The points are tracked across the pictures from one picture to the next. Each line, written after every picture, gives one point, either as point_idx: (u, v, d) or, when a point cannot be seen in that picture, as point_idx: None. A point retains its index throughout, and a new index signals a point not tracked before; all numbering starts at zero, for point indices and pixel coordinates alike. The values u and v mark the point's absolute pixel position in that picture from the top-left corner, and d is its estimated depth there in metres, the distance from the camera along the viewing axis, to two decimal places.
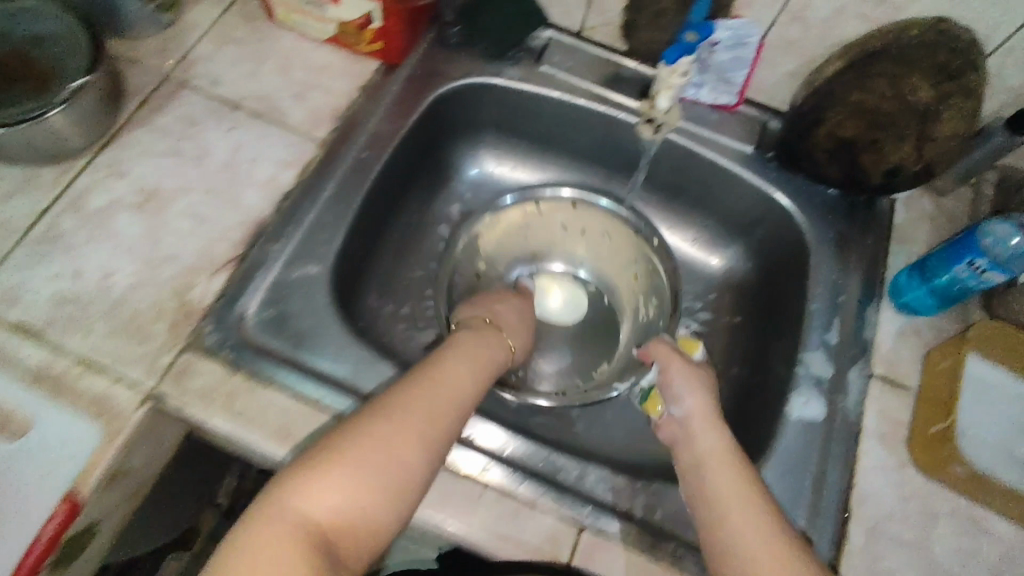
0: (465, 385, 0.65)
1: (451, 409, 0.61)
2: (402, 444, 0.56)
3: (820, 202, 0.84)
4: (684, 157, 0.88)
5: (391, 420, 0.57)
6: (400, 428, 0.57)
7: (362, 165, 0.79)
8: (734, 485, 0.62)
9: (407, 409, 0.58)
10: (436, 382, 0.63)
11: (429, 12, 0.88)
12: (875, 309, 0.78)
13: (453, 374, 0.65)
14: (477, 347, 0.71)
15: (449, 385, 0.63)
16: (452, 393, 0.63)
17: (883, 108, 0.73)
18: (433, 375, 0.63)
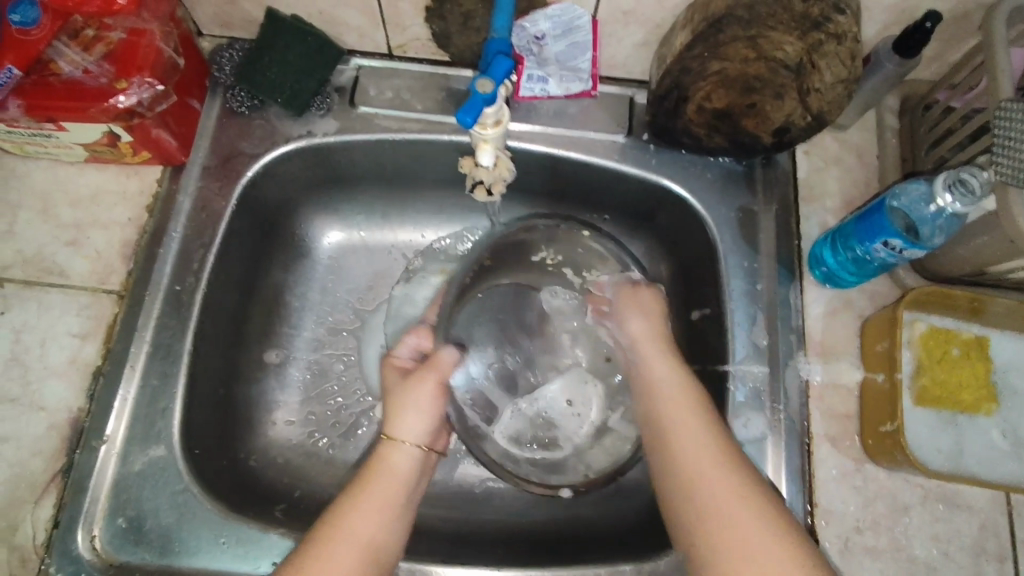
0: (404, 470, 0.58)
1: (392, 524, 0.55)
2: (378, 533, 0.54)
3: (714, 175, 0.73)
4: (551, 165, 0.75)
5: (350, 533, 0.53)
6: (378, 517, 0.55)
7: (175, 302, 0.65)
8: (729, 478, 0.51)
9: (367, 516, 0.54)
10: (384, 486, 0.57)
11: (203, 81, 0.72)
12: (798, 290, 0.68)
13: (388, 486, 0.57)
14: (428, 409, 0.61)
15: (381, 496, 0.56)
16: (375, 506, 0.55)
17: (750, 70, 0.62)
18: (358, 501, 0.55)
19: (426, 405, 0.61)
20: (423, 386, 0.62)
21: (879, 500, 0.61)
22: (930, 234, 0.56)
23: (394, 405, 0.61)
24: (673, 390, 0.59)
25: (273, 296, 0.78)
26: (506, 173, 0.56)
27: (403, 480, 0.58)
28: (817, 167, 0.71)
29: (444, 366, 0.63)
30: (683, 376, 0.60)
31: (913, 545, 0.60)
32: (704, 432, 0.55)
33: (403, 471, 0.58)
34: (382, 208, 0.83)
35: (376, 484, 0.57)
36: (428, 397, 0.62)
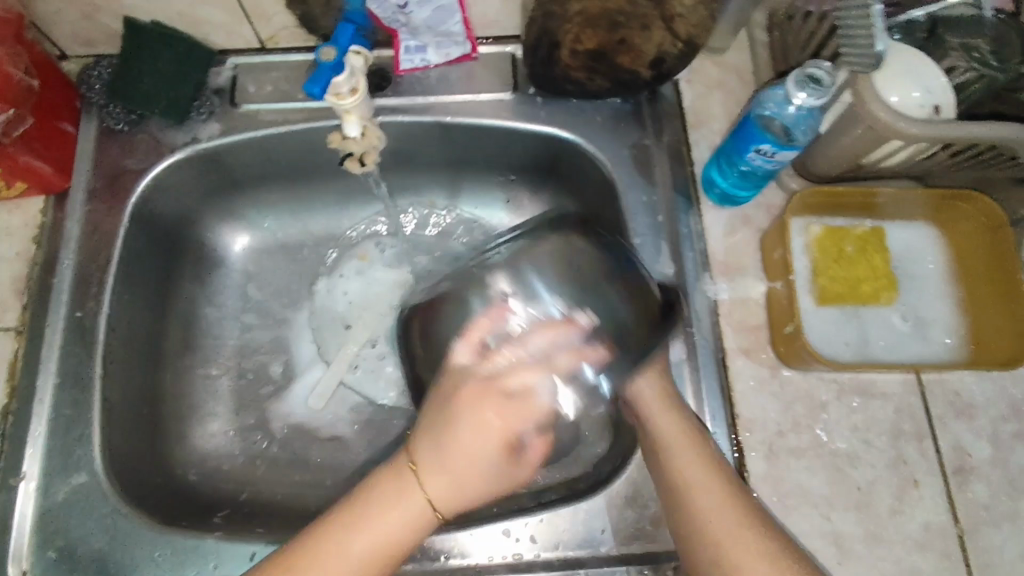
0: (398, 526, 0.48)
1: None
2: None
3: (603, 116, 0.73)
4: (443, 133, 0.75)
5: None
6: (352, 566, 0.47)
7: (77, 329, 0.64)
8: (733, 527, 0.51)
9: (343, 558, 0.47)
10: (374, 528, 0.48)
11: (73, 103, 0.70)
12: (697, 214, 0.69)
13: (381, 531, 0.48)
14: (477, 443, 0.45)
15: (388, 530, 0.48)
16: (364, 549, 0.48)
17: (611, 6, 0.62)
18: (343, 528, 0.48)
19: (505, 422, 0.45)
20: (493, 417, 0.45)
21: (799, 401, 0.63)
22: (793, 136, 0.56)
23: (449, 421, 0.46)
24: (703, 476, 0.53)
25: (189, 310, 0.77)
26: (376, 142, 0.55)
27: (401, 542, 0.48)
28: (700, 93, 0.73)
29: (533, 414, 0.45)
30: (736, 527, 0.51)
31: (835, 439, 0.62)
32: (712, 497, 0.52)
33: (399, 523, 0.48)
34: (288, 204, 0.82)
35: (364, 521, 0.48)
36: (489, 437, 0.45)
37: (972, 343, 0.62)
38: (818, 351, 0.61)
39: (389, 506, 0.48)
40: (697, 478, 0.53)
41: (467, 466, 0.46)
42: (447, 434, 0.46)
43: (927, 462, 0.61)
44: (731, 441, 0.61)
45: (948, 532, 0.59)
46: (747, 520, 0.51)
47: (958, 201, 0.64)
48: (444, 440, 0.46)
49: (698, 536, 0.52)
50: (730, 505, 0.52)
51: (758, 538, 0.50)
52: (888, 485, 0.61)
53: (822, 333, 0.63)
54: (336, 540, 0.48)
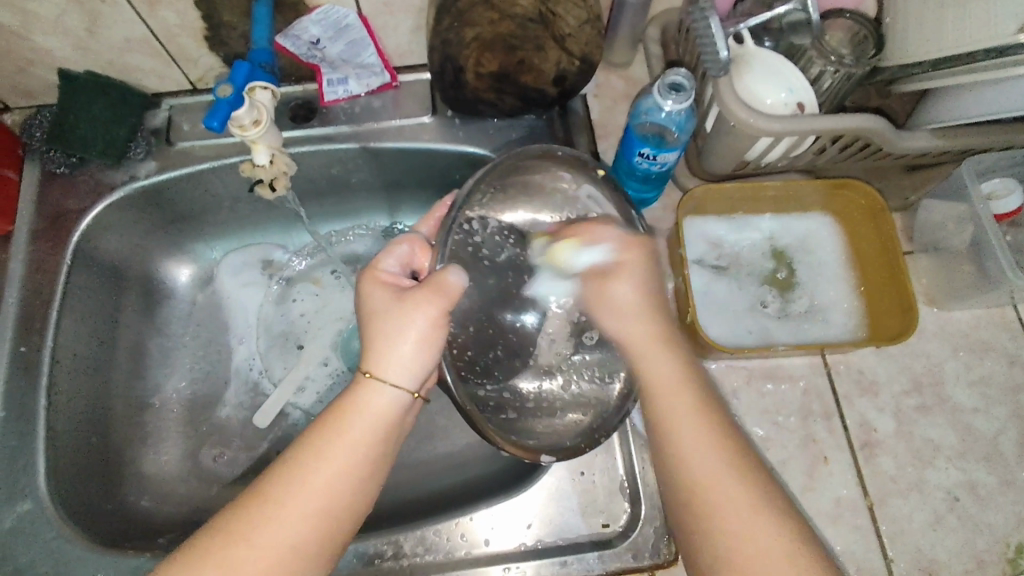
0: (376, 423, 0.52)
1: (361, 480, 0.51)
2: (339, 479, 0.50)
3: (518, 133, 0.78)
4: (369, 157, 0.79)
5: (313, 485, 0.49)
6: (339, 468, 0.50)
7: (21, 362, 0.68)
8: (717, 465, 0.50)
9: (333, 464, 0.50)
10: (353, 422, 0.52)
11: (16, 150, 0.74)
12: None
13: (363, 427, 0.52)
14: (409, 324, 0.53)
15: (357, 447, 0.51)
16: (350, 451, 0.51)
17: (502, 30, 0.67)
18: (330, 436, 0.51)
19: (425, 337, 0.53)
20: (415, 319, 0.53)
21: (710, 388, 0.65)
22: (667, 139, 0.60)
23: (391, 326, 0.53)
24: (673, 377, 0.54)
25: (137, 340, 0.81)
26: (285, 168, 0.59)
27: (384, 425, 0.52)
28: (607, 105, 0.78)
29: (448, 289, 0.53)
30: (721, 463, 0.50)
31: (747, 423, 0.64)
32: (688, 423, 0.52)
33: (380, 412, 0.52)
34: (234, 231, 0.86)
35: (346, 420, 0.52)
36: (421, 327, 0.53)
37: (870, 322, 0.65)
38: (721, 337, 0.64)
39: (353, 398, 0.53)
40: (681, 414, 0.52)
41: (410, 364, 0.53)
42: (382, 342, 0.53)
43: (835, 439, 0.63)
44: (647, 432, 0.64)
45: (859, 505, 0.61)
46: (716, 459, 0.50)
47: (841, 189, 0.68)
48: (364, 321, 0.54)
49: (677, 480, 0.51)
50: (698, 412, 0.52)
51: (767, 492, 0.50)
52: (800, 463, 0.62)
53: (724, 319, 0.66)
54: (320, 448, 0.51)
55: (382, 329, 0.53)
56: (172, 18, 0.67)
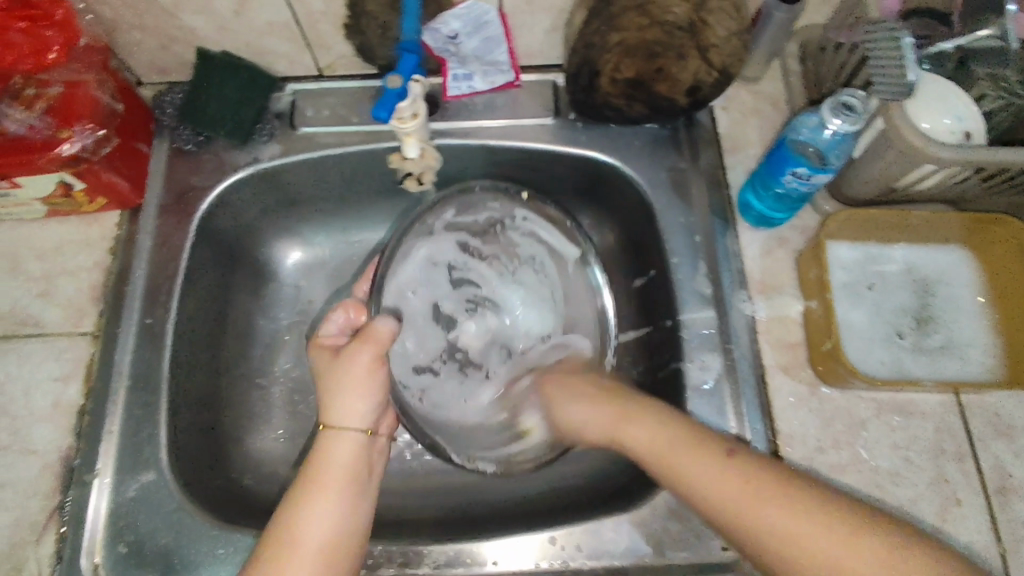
0: (345, 473, 0.59)
1: (347, 522, 0.57)
2: (331, 526, 0.56)
3: (641, 141, 0.77)
4: (488, 156, 0.79)
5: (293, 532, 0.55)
6: (324, 514, 0.56)
7: (148, 335, 0.69)
8: (715, 475, 0.52)
9: (314, 513, 0.56)
10: (328, 478, 0.59)
11: (148, 125, 0.75)
12: (734, 236, 0.72)
13: (332, 478, 0.59)
14: (337, 386, 0.63)
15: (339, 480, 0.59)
16: (318, 500, 0.57)
17: (649, 37, 0.65)
18: (305, 488, 0.58)
19: (362, 386, 0.63)
20: (352, 367, 0.63)
21: (837, 417, 0.65)
22: (824, 160, 0.59)
23: (328, 392, 0.63)
24: (646, 439, 0.58)
25: (245, 320, 0.82)
26: (434, 162, 0.60)
27: (348, 478, 0.59)
28: (734, 119, 0.76)
29: (380, 338, 0.64)
30: (727, 481, 0.51)
31: (875, 456, 0.63)
32: (711, 466, 0.53)
33: (343, 460, 0.60)
34: (338, 220, 0.86)
35: (318, 476, 0.59)
36: (362, 369, 0.63)
37: (1009, 364, 0.64)
38: (858, 370, 0.63)
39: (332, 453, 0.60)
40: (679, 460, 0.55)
41: (371, 389, 0.63)
42: (339, 386, 0.63)
43: (966, 480, 0.62)
44: (771, 457, 0.63)
45: (991, 550, 0.60)
46: (730, 479, 0.51)
47: (987, 224, 0.66)
48: (333, 386, 0.63)
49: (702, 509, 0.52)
50: (694, 455, 0.54)
51: (800, 491, 0.49)
52: (929, 502, 0.61)
53: (857, 348, 0.65)
54: (301, 501, 0.57)
55: (343, 381, 0.63)
56: (319, 4, 0.67)
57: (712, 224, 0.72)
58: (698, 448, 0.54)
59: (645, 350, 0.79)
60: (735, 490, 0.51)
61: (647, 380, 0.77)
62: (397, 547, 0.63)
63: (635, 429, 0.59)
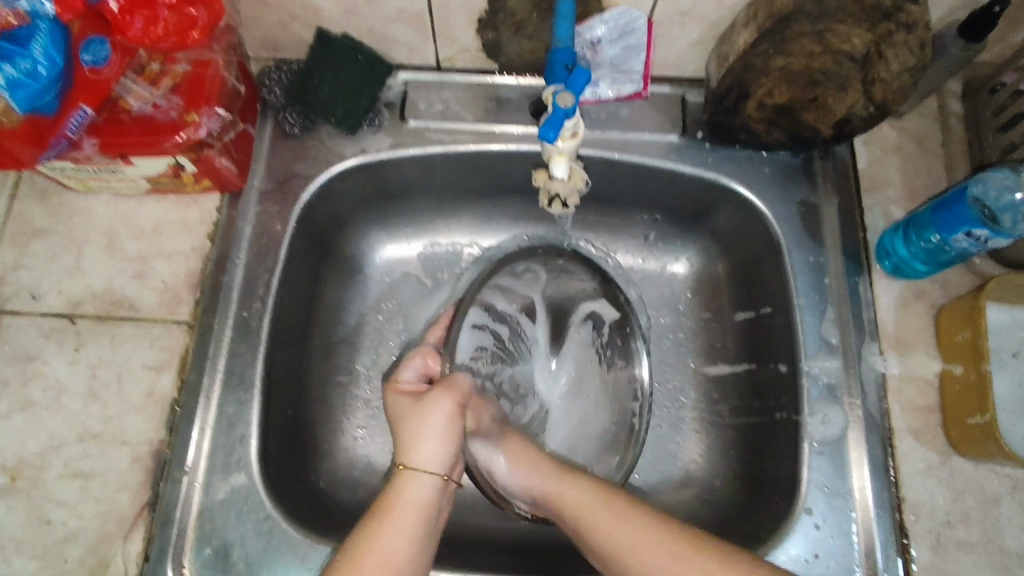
0: (421, 511, 0.54)
1: (418, 559, 0.52)
2: (404, 556, 0.51)
3: (772, 170, 0.72)
4: (604, 170, 0.74)
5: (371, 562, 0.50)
6: (402, 543, 0.51)
7: (243, 328, 0.66)
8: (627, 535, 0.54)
9: (390, 543, 0.51)
10: (406, 513, 0.53)
11: (254, 105, 0.71)
12: (868, 283, 0.67)
13: (410, 514, 0.53)
14: (415, 428, 0.57)
15: (399, 548, 0.51)
16: (400, 532, 0.52)
17: (815, 64, 0.61)
18: (381, 519, 0.53)
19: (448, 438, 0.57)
20: (436, 419, 0.57)
21: (968, 490, 0.61)
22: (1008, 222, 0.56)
23: (408, 432, 0.57)
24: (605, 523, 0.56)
25: (331, 315, 0.78)
26: (581, 184, 0.57)
27: (423, 512, 0.54)
28: (878, 155, 0.71)
29: (461, 387, 0.59)
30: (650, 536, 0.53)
31: (1007, 536, 0.60)
32: (629, 523, 0.55)
33: (420, 502, 0.54)
34: (428, 217, 0.82)
35: (392, 512, 0.53)
36: (441, 420, 0.57)
37: None
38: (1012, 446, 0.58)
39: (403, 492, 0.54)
40: (583, 505, 0.58)
41: (446, 438, 0.57)
42: (413, 436, 0.57)
43: None
44: (896, 525, 0.60)
45: None
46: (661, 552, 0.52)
47: None
48: (404, 428, 0.58)
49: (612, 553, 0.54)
50: (607, 506, 0.57)
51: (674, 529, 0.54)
52: None
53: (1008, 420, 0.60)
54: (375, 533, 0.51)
55: (421, 426, 0.57)
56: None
57: (844, 268, 0.68)
58: (632, 507, 0.56)
59: (744, 387, 0.74)
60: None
61: (749, 423, 0.72)
62: None
63: (598, 523, 0.56)
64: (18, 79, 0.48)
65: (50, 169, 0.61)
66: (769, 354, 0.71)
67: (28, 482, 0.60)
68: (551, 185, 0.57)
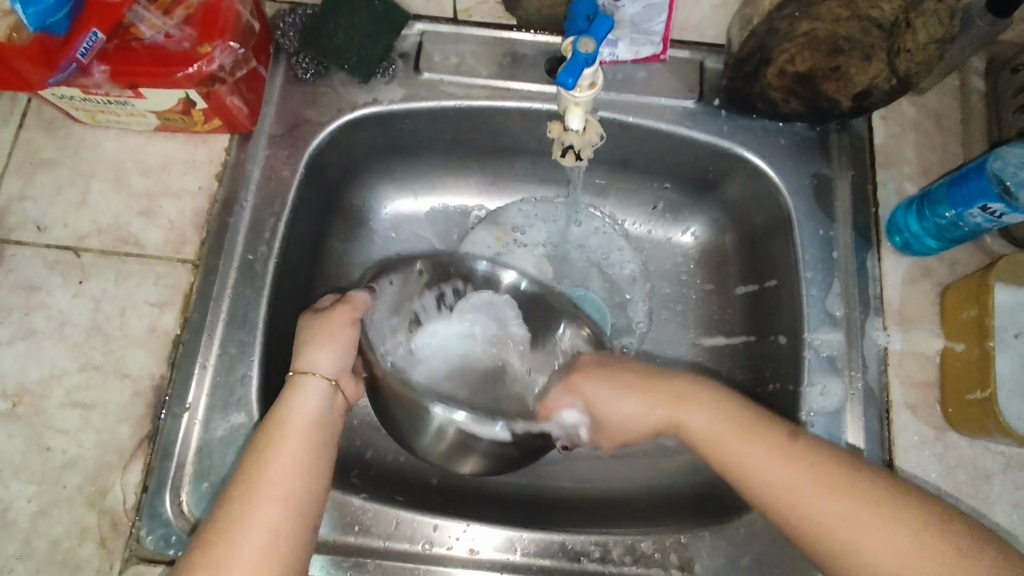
0: (303, 427, 0.54)
1: (299, 475, 0.52)
2: (279, 473, 0.51)
3: (788, 140, 0.71)
4: (617, 133, 0.73)
5: (259, 480, 0.51)
6: (281, 462, 0.52)
7: (248, 271, 0.65)
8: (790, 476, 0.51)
9: (274, 461, 0.52)
10: (284, 435, 0.53)
11: (267, 47, 0.70)
12: (876, 258, 0.67)
13: (293, 434, 0.54)
14: (323, 342, 0.59)
15: (284, 480, 0.51)
16: (280, 449, 0.53)
17: (840, 31, 0.60)
18: (270, 438, 0.53)
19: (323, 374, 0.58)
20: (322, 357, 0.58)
21: (961, 466, 0.61)
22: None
23: (305, 362, 0.58)
24: (708, 421, 0.55)
25: (335, 266, 0.77)
26: (595, 138, 0.57)
27: (305, 431, 0.54)
28: (895, 131, 0.70)
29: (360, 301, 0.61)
30: (795, 473, 0.51)
31: (997, 513, 0.60)
32: (766, 453, 0.52)
33: (301, 419, 0.55)
34: (438, 175, 0.81)
35: (274, 433, 0.53)
36: (338, 330, 0.59)
37: None
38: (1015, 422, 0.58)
39: (282, 409, 0.55)
40: (700, 440, 0.55)
41: (342, 347, 0.59)
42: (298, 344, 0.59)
43: None
44: None
45: None
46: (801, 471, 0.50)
47: None
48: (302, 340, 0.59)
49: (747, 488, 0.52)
50: (720, 408, 0.56)
51: (846, 476, 0.50)
52: None
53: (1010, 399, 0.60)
54: (260, 452, 0.52)
55: (315, 338, 0.59)
56: None
57: (854, 243, 0.67)
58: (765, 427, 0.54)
59: (744, 359, 0.74)
60: (854, 533, 0.48)
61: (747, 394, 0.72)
62: (481, 529, 0.62)
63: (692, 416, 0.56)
64: None
65: (59, 99, 0.61)
66: (772, 324, 0.71)
67: (28, 409, 0.60)
68: (570, 138, 0.57)
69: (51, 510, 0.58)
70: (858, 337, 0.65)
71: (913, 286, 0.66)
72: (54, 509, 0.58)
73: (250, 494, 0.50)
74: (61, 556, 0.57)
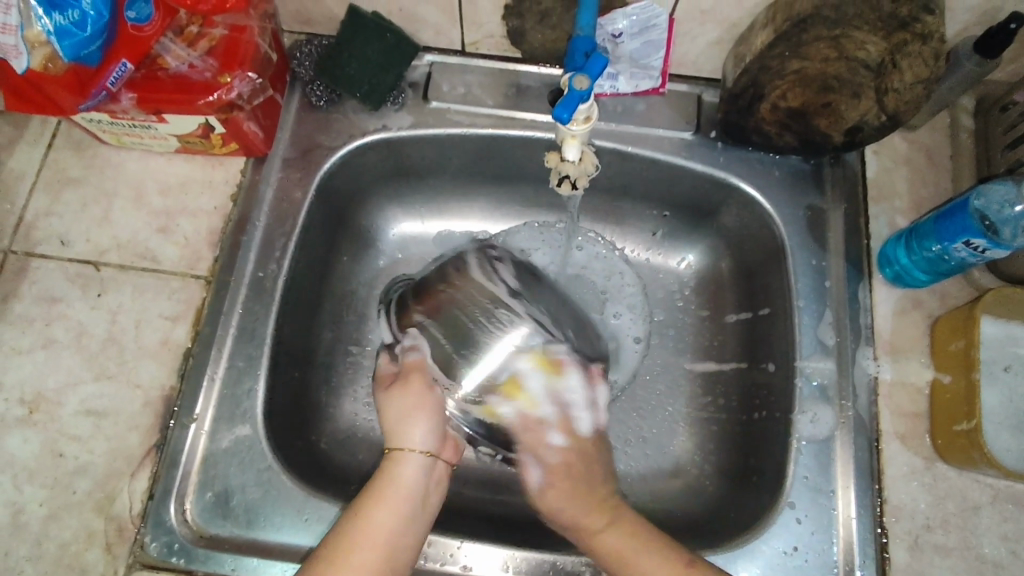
0: (406, 493, 0.57)
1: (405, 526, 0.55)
2: (389, 522, 0.55)
3: (782, 173, 0.73)
4: (616, 162, 0.76)
5: (368, 528, 0.54)
6: (389, 512, 0.55)
7: (258, 287, 0.68)
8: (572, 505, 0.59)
9: (383, 511, 0.55)
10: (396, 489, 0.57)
11: (284, 75, 0.74)
12: (867, 289, 0.68)
13: (394, 499, 0.56)
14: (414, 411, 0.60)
15: (383, 531, 0.54)
16: (390, 502, 0.56)
17: (829, 69, 0.62)
18: (384, 485, 0.57)
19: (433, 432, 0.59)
20: (419, 416, 0.59)
21: (949, 497, 0.62)
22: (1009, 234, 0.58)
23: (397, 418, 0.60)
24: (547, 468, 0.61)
25: (341, 285, 0.80)
26: (590, 167, 0.60)
27: (412, 495, 0.57)
28: (887, 166, 0.72)
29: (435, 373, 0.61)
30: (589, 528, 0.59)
31: (984, 544, 0.61)
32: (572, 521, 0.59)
33: (409, 483, 0.57)
34: (444, 199, 0.84)
35: (387, 486, 0.57)
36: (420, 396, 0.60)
37: None
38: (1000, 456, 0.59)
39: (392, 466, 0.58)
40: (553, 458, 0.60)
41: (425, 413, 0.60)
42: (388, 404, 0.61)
43: None
44: (876, 527, 0.61)
45: None
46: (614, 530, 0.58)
47: None
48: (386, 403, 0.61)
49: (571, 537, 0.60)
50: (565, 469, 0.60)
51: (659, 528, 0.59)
52: None
53: (997, 431, 0.61)
54: (374, 501, 0.56)
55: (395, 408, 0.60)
56: None
57: (846, 274, 0.69)
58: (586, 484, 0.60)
59: (739, 385, 0.75)
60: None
61: (741, 419, 0.74)
62: (475, 548, 0.63)
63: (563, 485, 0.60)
64: (64, 27, 0.51)
65: (88, 123, 0.65)
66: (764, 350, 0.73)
67: (43, 416, 0.63)
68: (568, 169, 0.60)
69: (61, 514, 0.61)
70: (850, 366, 0.66)
71: (905, 317, 0.67)
72: (63, 512, 0.61)
73: (354, 538, 0.54)
74: (68, 558, 0.59)
